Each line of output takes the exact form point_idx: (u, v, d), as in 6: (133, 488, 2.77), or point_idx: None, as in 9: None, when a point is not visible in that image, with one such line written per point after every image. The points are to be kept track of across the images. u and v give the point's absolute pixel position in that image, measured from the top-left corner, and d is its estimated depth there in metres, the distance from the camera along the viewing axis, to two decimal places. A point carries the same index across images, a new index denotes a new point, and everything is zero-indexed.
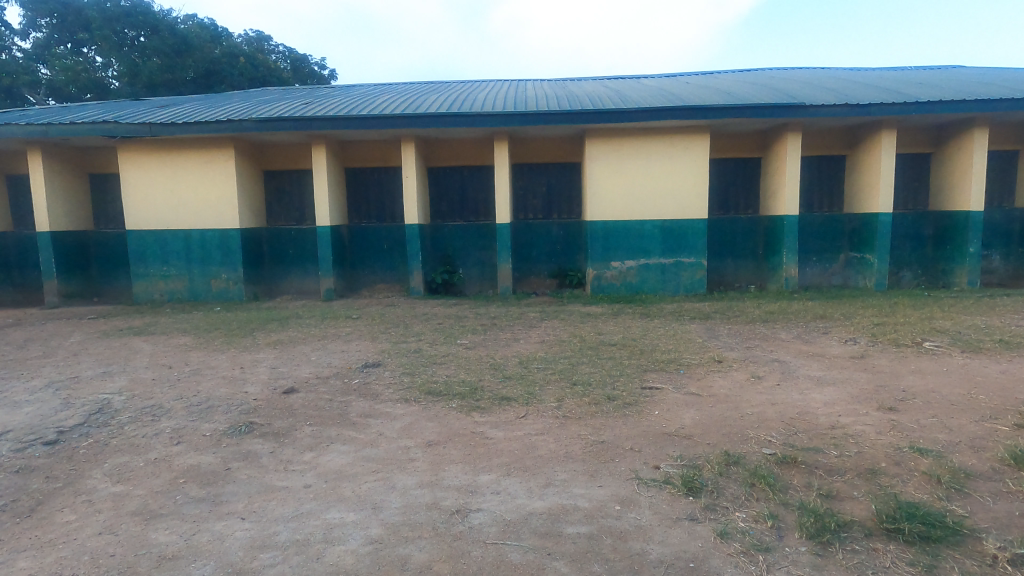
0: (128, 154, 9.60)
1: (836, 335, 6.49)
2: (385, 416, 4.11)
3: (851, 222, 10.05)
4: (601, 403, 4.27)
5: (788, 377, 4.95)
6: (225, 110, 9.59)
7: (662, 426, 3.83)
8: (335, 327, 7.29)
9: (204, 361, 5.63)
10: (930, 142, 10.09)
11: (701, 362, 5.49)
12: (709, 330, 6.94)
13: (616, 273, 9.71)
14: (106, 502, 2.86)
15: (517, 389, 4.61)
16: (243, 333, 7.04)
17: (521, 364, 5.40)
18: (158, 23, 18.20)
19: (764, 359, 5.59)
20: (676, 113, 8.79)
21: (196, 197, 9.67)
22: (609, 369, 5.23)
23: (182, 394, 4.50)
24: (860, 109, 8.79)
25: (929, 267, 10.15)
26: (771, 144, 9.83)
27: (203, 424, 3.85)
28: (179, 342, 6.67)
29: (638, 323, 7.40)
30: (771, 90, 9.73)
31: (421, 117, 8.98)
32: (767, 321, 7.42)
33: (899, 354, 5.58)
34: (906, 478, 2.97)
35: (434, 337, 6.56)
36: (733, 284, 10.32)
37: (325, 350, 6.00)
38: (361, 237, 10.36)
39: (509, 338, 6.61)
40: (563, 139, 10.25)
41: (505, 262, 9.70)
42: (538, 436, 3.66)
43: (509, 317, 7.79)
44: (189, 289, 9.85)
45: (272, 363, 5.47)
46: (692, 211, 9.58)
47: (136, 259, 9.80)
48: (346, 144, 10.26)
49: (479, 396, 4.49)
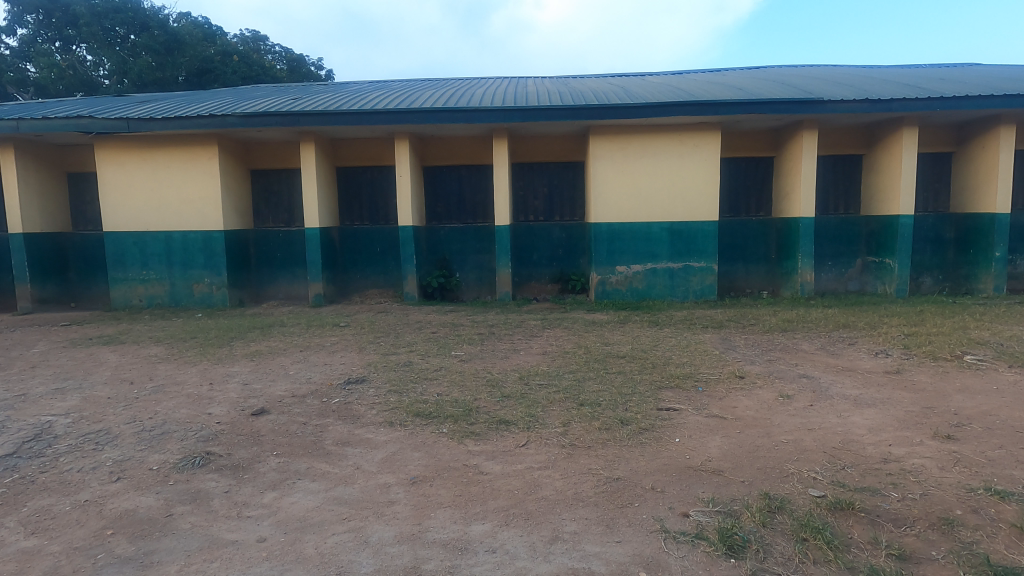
0: (105, 151, 9.07)
1: (864, 347, 5.96)
2: (365, 444, 3.58)
3: (868, 225, 9.56)
4: (614, 428, 3.75)
5: (821, 397, 4.40)
6: (207, 105, 9.07)
7: (685, 458, 3.30)
8: (320, 336, 6.76)
9: (171, 375, 5.08)
10: (952, 141, 9.59)
11: (720, 378, 4.97)
12: (725, 341, 6.42)
13: (622, 278, 9.18)
14: (9, 563, 2.32)
15: (517, 411, 4.07)
16: (221, 343, 6.49)
17: (521, 380, 4.87)
18: (148, 19, 17.65)
19: (790, 374, 5.05)
20: (686, 109, 8.28)
21: (177, 196, 9.14)
22: (620, 387, 4.69)
23: (135, 417, 3.95)
24: (882, 105, 8.29)
25: (951, 273, 9.64)
26: (784, 142, 9.33)
27: (152, 456, 3.31)
28: (150, 353, 6.14)
29: (647, 333, 6.87)
30: (785, 86, 9.24)
31: (416, 113, 8.48)
32: (785, 330, 6.89)
33: (938, 369, 5.06)
34: (992, 533, 2.45)
35: (427, 348, 6.03)
36: (744, 290, 9.80)
37: (306, 363, 5.46)
38: (352, 239, 9.84)
39: (509, 349, 6.07)
40: (565, 137, 9.74)
41: (505, 266, 9.18)
42: (542, 472, 3.13)
43: (508, 325, 7.26)
44: (170, 294, 9.30)
45: (245, 378, 4.93)
46: (702, 212, 9.05)
47: (113, 262, 9.26)
48: (337, 141, 9.73)
49: (474, 418, 3.96)
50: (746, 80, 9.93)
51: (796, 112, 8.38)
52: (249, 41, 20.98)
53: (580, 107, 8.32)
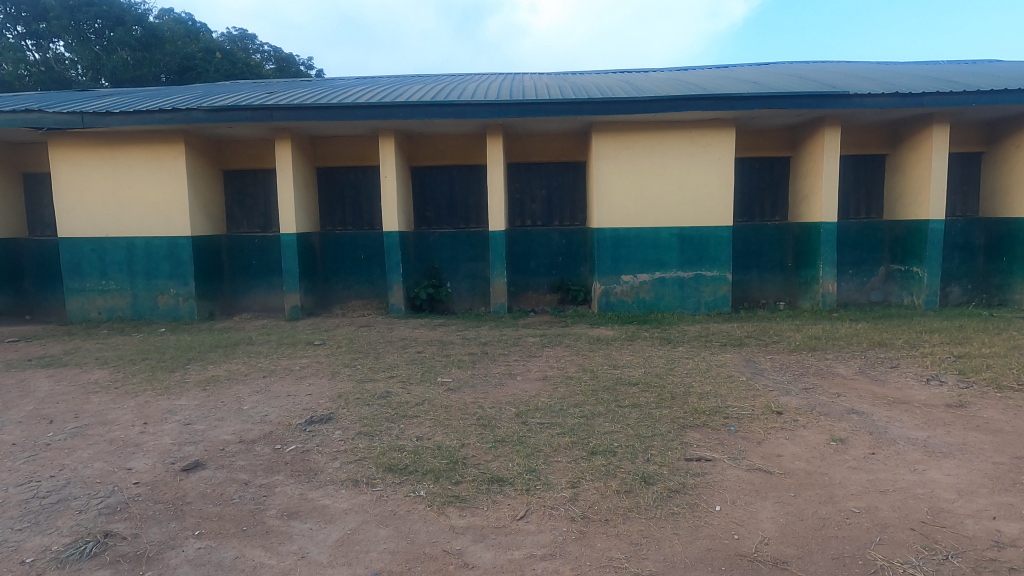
0: (60, 149, 8.25)
1: (910, 371, 5.22)
2: (320, 515, 2.80)
3: (893, 231, 8.85)
4: (636, 491, 2.97)
5: (882, 441, 3.62)
6: (172, 99, 8.26)
7: (734, 540, 2.54)
8: (290, 357, 5.96)
9: (102, 412, 4.27)
10: (983, 141, 8.87)
11: (753, 413, 4.19)
12: (749, 363, 5.65)
13: (627, 288, 8.42)
14: None
15: (514, 464, 3.29)
16: (174, 366, 5.68)
17: (518, 417, 4.08)
18: (123, 13, 16.82)
19: (836, 409, 4.26)
20: (698, 104, 7.55)
21: (140, 198, 8.33)
22: (636, 426, 3.91)
23: (32, 475, 3.15)
24: (912, 100, 7.57)
25: (981, 282, 8.93)
26: (803, 141, 8.61)
27: (30, 541, 2.51)
28: (90, 380, 5.32)
29: (659, 352, 6.11)
30: (805, 79, 8.50)
31: (401, 107, 7.70)
32: (815, 350, 6.13)
33: (1008, 401, 4.32)
34: None
35: (411, 373, 5.24)
36: (759, 301, 9.05)
37: (266, 394, 4.66)
38: (334, 246, 9.05)
39: (504, 374, 5.28)
40: (565, 135, 8.98)
41: (499, 275, 8.42)
42: (547, 566, 2.37)
43: (504, 344, 6.47)
44: (132, 306, 8.48)
45: (187, 416, 4.11)
46: (714, 217, 8.31)
47: (68, 271, 8.42)
48: (317, 138, 8.94)
49: (461, 475, 3.17)
50: (760, 75, 9.19)
51: (819, 108, 7.66)
52: (237, 40, 20.22)
53: (582, 101, 7.57)
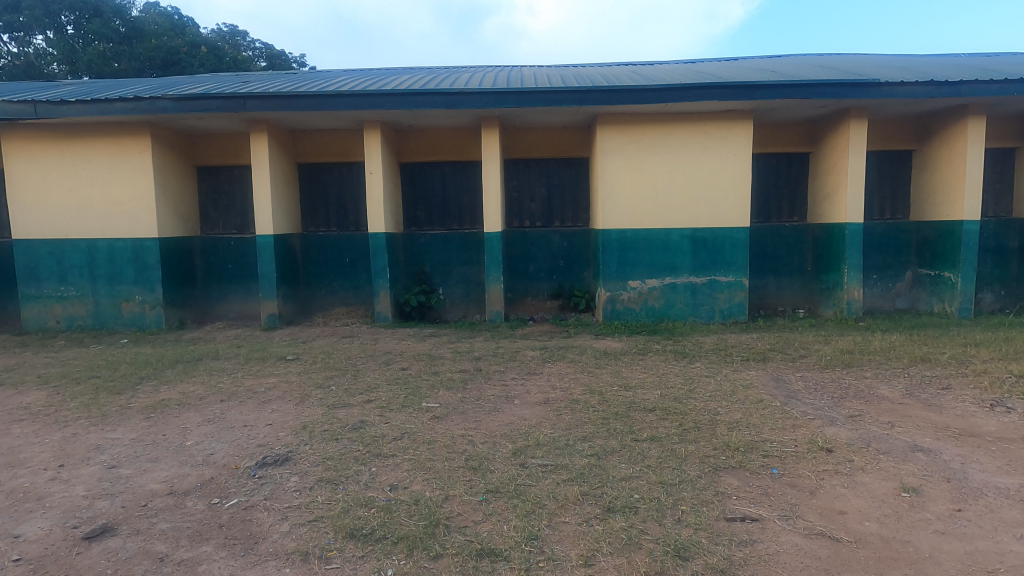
0: (14, 142, 7.54)
1: (967, 394, 4.52)
2: None
3: (921, 232, 8.17)
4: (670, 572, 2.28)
5: (966, 493, 2.92)
6: (137, 88, 7.55)
7: None
8: (256, 375, 5.25)
9: (15, 449, 3.56)
10: (1017, 135, 8.19)
11: (797, 449, 3.51)
12: (780, 383, 4.92)
13: (635, 294, 7.72)
14: None
15: (511, 529, 2.58)
16: (121, 387, 4.95)
17: (516, 456, 3.38)
18: (101, 4, 16.25)
19: (895, 445, 3.56)
20: (715, 93, 6.87)
21: (102, 195, 7.62)
22: (659, 471, 3.20)
23: None
24: (949, 88, 6.89)
25: (1014, 287, 8.28)
26: (825, 136, 7.94)
27: None
28: (21, 404, 4.59)
29: (675, 369, 5.41)
30: (827, 68, 7.82)
31: (388, 96, 7.00)
32: (849, 366, 5.43)
33: None
34: None
35: (392, 397, 4.53)
36: (776, 308, 8.38)
37: (218, 424, 3.95)
38: (317, 249, 8.36)
39: (499, 398, 4.56)
40: (566, 129, 8.29)
41: (495, 281, 7.72)
42: None
43: (499, 359, 5.76)
44: (94, 315, 7.76)
45: (116, 456, 3.40)
46: (729, 217, 7.63)
47: (24, 277, 7.70)
48: (297, 131, 8.23)
49: (444, 547, 2.45)
50: (777, 65, 8.51)
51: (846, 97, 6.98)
52: (227, 36, 19.55)
53: (586, 89, 6.88)
